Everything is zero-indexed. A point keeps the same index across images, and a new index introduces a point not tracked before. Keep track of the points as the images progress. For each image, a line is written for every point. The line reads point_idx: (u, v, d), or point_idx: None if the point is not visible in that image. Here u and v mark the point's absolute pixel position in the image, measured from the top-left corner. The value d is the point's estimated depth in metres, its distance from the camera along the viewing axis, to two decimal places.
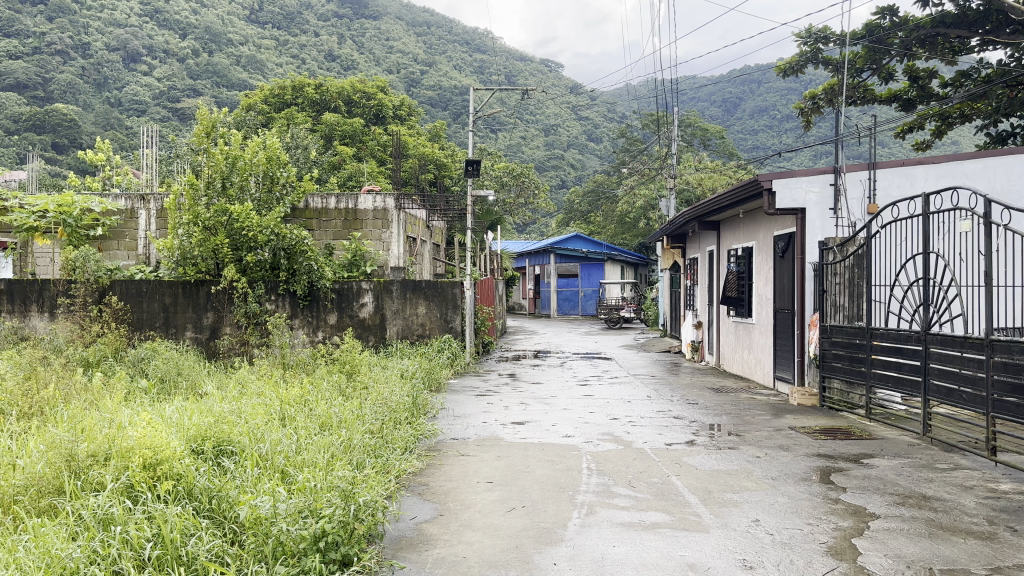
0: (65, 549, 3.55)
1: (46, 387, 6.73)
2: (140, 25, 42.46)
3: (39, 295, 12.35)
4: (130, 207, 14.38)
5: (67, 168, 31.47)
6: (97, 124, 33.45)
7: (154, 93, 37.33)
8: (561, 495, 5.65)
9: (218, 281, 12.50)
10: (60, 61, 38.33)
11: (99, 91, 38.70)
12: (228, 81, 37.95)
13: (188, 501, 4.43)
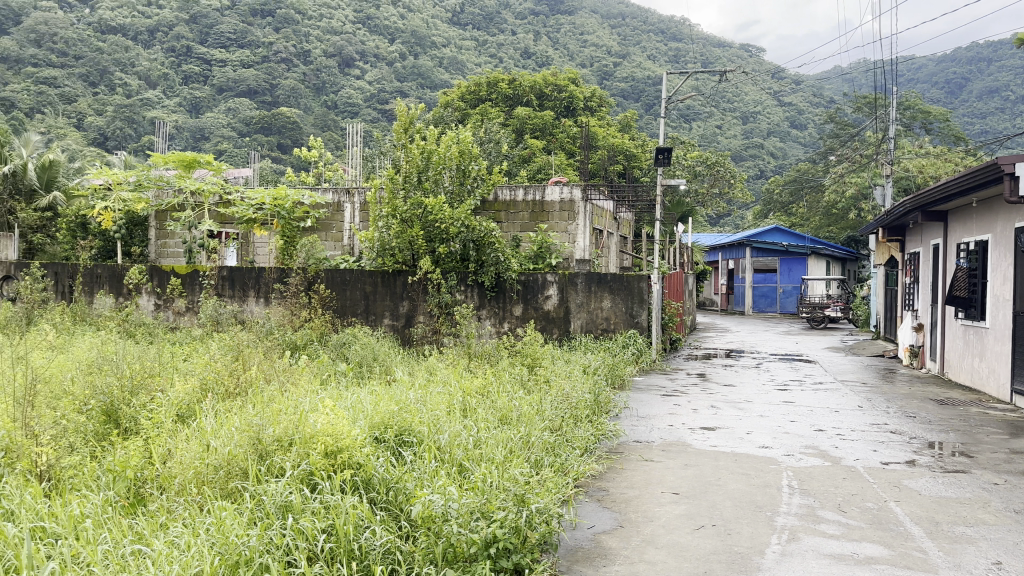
0: (242, 536, 3.65)
1: (251, 365, 7.03)
2: (354, 33, 45.82)
3: (256, 282, 13.39)
4: (336, 200, 15.22)
5: (288, 167, 34.43)
6: (317, 126, 36.65)
7: (366, 96, 39.82)
8: (758, 515, 5.05)
9: (414, 272, 12.86)
10: (286, 68, 41.80)
11: (318, 94, 41.88)
12: (431, 82, 40.06)
13: (366, 492, 4.40)
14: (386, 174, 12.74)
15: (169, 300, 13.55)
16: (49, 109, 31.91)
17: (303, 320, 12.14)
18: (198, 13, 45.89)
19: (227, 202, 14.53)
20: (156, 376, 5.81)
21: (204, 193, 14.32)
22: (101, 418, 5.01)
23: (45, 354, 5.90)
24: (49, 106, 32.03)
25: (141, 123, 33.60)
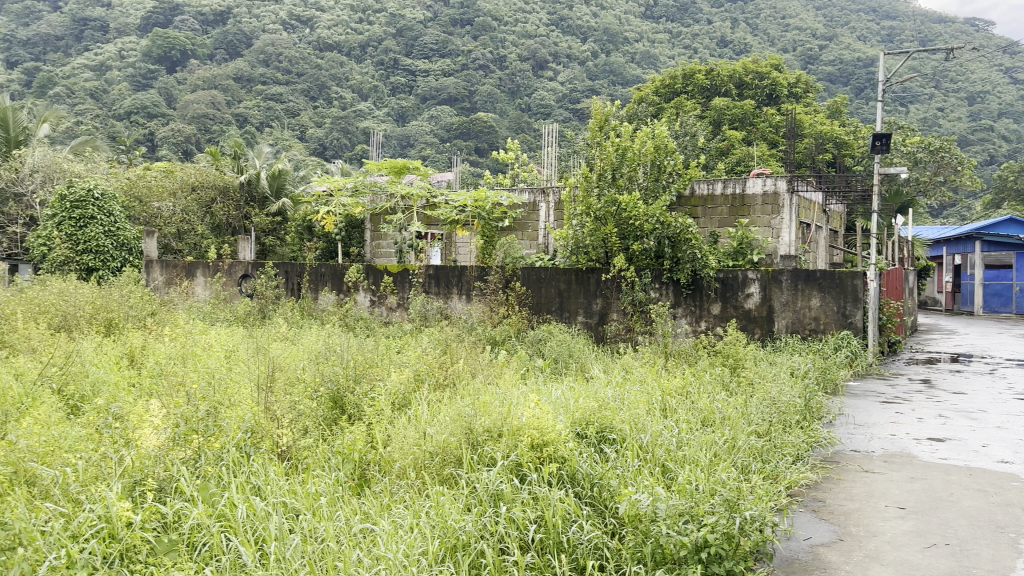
0: (460, 520, 3.85)
1: (458, 360, 7.33)
2: (549, 35, 47.08)
3: (458, 279, 13.93)
4: (533, 200, 15.61)
5: (485, 170, 35.83)
6: (512, 129, 37.80)
7: (559, 96, 40.38)
8: (1000, 537, 4.51)
9: (608, 269, 12.82)
10: (483, 74, 43.49)
11: (513, 97, 43.05)
12: (623, 78, 40.19)
13: (572, 486, 4.43)
14: (581, 173, 12.97)
15: (383, 295, 14.54)
16: (278, 123, 35.39)
17: (503, 316, 12.81)
18: (404, 28, 49.12)
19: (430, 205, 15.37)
20: (375, 366, 6.18)
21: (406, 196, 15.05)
22: (328, 402, 5.40)
23: (280, 343, 6.47)
24: (277, 121, 35.56)
25: (354, 131, 36.36)
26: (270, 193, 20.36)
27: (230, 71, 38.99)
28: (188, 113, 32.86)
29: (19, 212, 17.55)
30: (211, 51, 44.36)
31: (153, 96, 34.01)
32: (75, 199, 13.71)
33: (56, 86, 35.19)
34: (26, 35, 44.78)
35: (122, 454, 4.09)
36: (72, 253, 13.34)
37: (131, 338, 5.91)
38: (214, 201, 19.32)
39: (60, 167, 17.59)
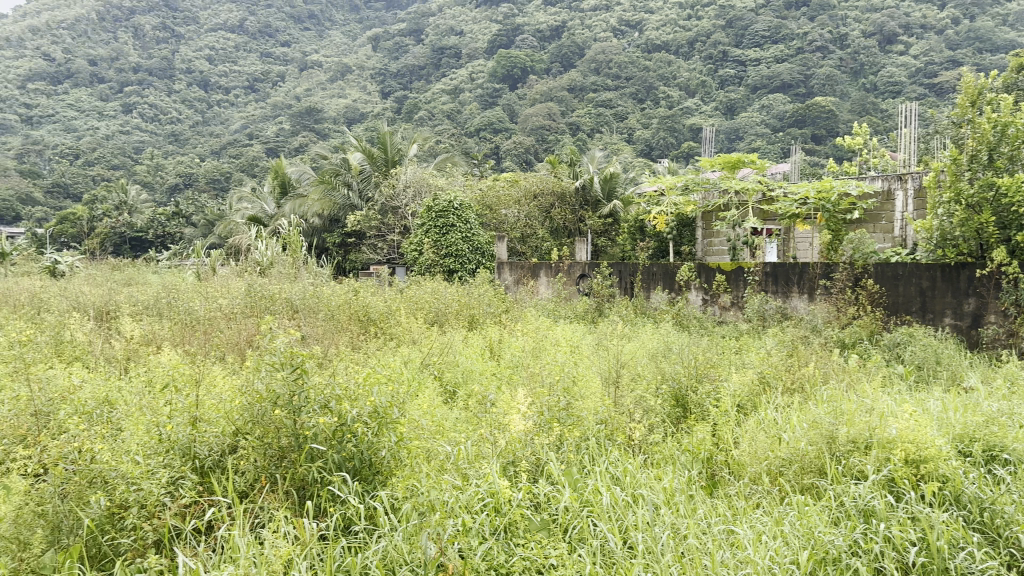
0: (827, 533, 3.64)
1: (801, 346, 6.70)
2: (899, 6, 42.68)
3: (798, 276, 8.92)
4: (886, 187, 9.84)
5: (825, 157, 30.76)
6: (854, 112, 32.10)
7: (912, 72, 34.46)
8: None
9: (983, 263, 7.08)
10: (820, 57, 38.89)
11: (856, 78, 37.50)
12: (992, 44, 34.95)
13: (956, 508, 3.89)
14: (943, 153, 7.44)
15: (714, 294, 9.93)
16: (608, 128, 35.45)
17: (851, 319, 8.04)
18: (734, 18, 46.62)
19: (769, 198, 10.86)
20: (718, 366, 6.00)
21: (741, 191, 11.05)
22: (672, 401, 5.38)
23: (619, 340, 6.58)
24: (607, 126, 35.78)
25: (681, 129, 34.64)
26: (603, 197, 16.62)
27: (563, 83, 40.92)
28: (527, 125, 35.03)
29: (394, 224, 16.70)
30: (547, 66, 46.92)
31: (497, 113, 37.00)
32: (438, 209, 12.91)
33: (420, 111, 40.29)
34: (398, 68, 51.90)
35: (495, 437, 4.50)
36: (437, 257, 12.60)
37: (489, 332, 6.44)
38: (553, 206, 16.65)
39: (427, 181, 16.58)
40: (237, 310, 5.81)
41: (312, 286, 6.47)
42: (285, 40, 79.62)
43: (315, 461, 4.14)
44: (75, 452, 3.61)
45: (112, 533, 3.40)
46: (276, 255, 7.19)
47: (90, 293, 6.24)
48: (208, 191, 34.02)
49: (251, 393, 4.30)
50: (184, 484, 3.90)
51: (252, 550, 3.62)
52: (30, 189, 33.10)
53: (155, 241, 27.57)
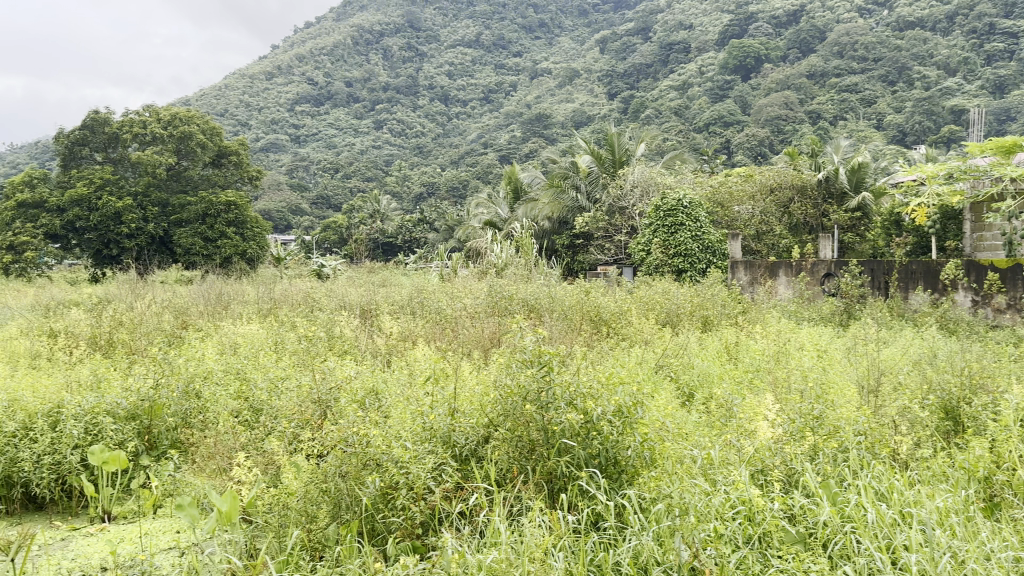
0: None
1: None
2: None
3: None
4: None
5: None
6: None
7: None
8: None
9: None
10: None
11: None
12: None
13: None
14: None
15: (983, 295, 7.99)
16: (853, 114, 31.00)
17: None
18: None
19: None
20: (1001, 377, 5.27)
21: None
22: (940, 413, 4.83)
23: (875, 345, 6.00)
24: (853, 113, 31.18)
25: (941, 113, 29.39)
26: (849, 188, 14.62)
27: (800, 69, 37.28)
28: (762, 117, 32.22)
29: (623, 225, 14.52)
30: (783, 52, 42.55)
31: (729, 105, 34.98)
32: (667, 208, 12.11)
33: (647, 109, 39.57)
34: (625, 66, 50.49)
35: (741, 443, 4.11)
36: (666, 258, 11.69)
37: (726, 333, 6.16)
38: (791, 201, 14.73)
39: (657, 177, 14.38)
40: (479, 311, 6.06)
41: (545, 287, 6.57)
42: (517, 49, 82.84)
43: (563, 456, 4.25)
44: (355, 435, 4.18)
45: (383, 511, 3.99)
46: (510, 257, 7.43)
47: (351, 293, 6.84)
48: (448, 198, 36.75)
49: (504, 388, 4.55)
50: (443, 471, 4.18)
51: (508, 537, 3.79)
52: (299, 202, 38.50)
53: (403, 246, 30.17)
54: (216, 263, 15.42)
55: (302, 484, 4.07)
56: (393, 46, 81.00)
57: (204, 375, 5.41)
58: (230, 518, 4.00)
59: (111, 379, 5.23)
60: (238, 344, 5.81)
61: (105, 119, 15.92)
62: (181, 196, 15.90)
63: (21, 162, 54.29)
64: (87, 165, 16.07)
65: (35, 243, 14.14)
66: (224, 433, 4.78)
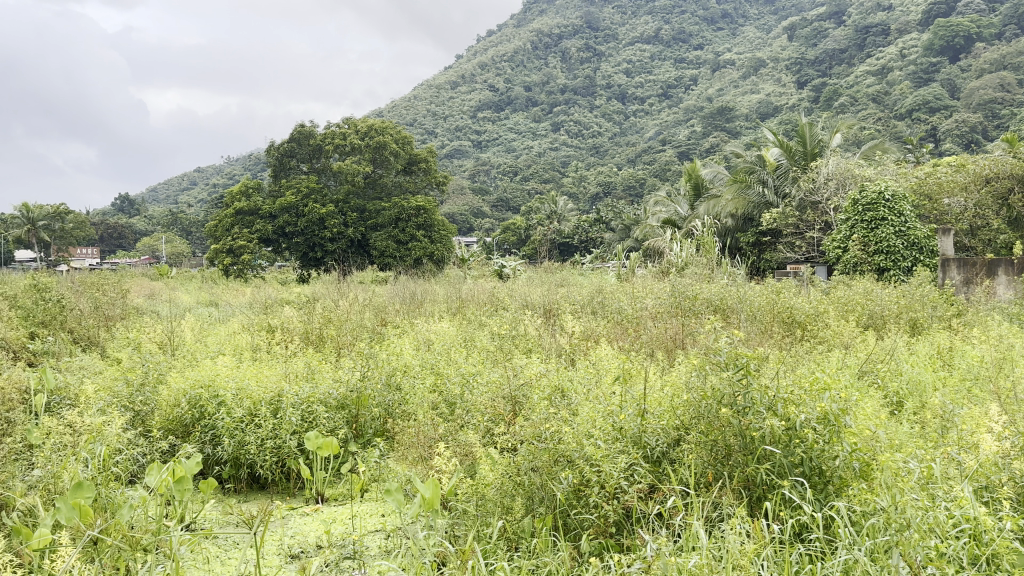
0: None
1: None
2: None
3: None
4: None
5: None
6: None
7: None
8: None
9: None
10: None
11: None
12: None
13: None
14: None
15: None
16: None
17: None
18: None
19: None
20: None
21: None
22: None
23: None
24: None
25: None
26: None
27: (1017, 47, 32.81)
28: (973, 101, 29.64)
29: (814, 220, 12.97)
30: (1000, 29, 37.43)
31: (934, 90, 31.67)
32: (866, 201, 10.97)
33: (839, 97, 36.39)
34: (815, 53, 46.84)
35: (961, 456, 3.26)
36: (866, 254, 10.76)
37: (938, 338, 5.70)
38: (1014, 192, 11.49)
39: (855, 169, 12.62)
40: (661, 311, 5.91)
41: (730, 287, 6.39)
42: (697, 41, 80.52)
43: (764, 463, 3.54)
44: (549, 431, 4.21)
45: (577, 507, 3.97)
46: (690, 256, 7.30)
47: (534, 293, 7.00)
48: (625, 197, 36.87)
49: (696, 391, 3.84)
50: (639, 470, 3.93)
51: (712, 549, 3.21)
52: (481, 204, 40.24)
53: (580, 246, 30.63)
54: (407, 264, 16.02)
55: (496, 476, 4.24)
56: (574, 48, 82.23)
57: (401, 369, 5.85)
58: (433, 506, 4.04)
59: (320, 369, 5.73)
60: (432, 341, 6.18)
61: (309, 132, 17.30)
62: (375, 202, 16.78)
63: (245, 174, 62.17)
64: (294, 175, 17.66)
65: (250, 248, 15.68)
66: (423, 423, 5.13)
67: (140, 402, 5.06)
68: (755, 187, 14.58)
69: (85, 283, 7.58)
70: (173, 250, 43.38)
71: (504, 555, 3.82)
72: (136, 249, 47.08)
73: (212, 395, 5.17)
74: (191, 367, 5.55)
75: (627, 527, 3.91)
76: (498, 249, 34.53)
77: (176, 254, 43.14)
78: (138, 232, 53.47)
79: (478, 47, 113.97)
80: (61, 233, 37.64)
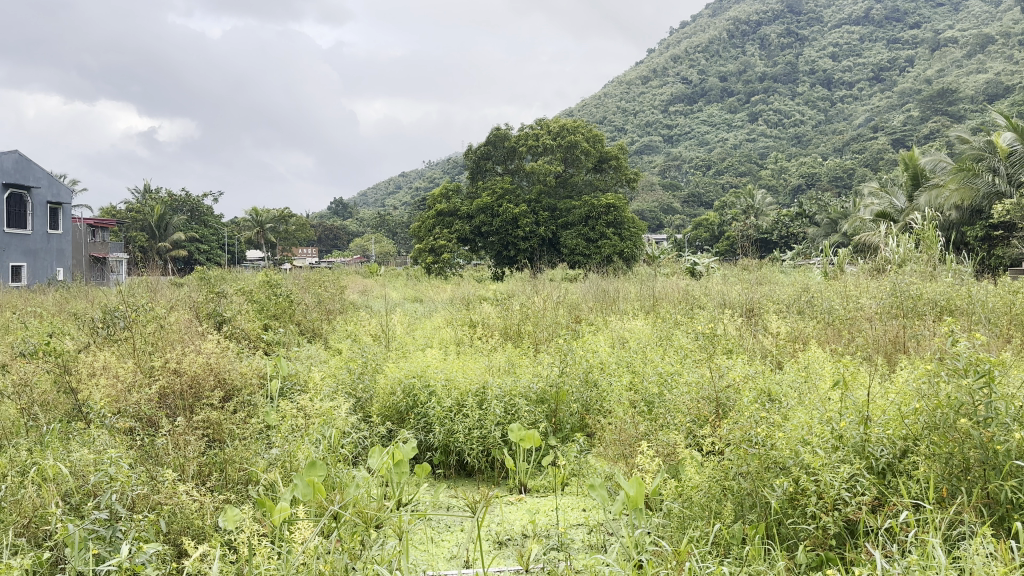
0: None
1: None
2: None
3: None
4: None
5: None
6: None
7: None
8: None
9: None
10: None
11: None
12: None
13: None
14: None
15: None
16: None
17: None
18: None
19: None
20: None
21: None
22: None
23: None
24: None
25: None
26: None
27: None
28: None
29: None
30: None
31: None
32: None
33: None
34: None
35: None
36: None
37: None
38: None
39: None
40: (880, 311, 5.60)
41: (956, 286, 5.92)
42: (914, 20, 73.55)
43: (1011, 479, 3.09)
44: (760, 436, 3.73)
45: (795, 517, 3.49)
46: (909, 252, 6.83)
47: (733, 292, 6.84)
48: (829, 189, 34.75)
49: (926, 400, 3.47)
50: (864, 482, 3.36)
51: (953, 567, 2.90)
52: (671, 200, 41.47)
53: (779, 242, 29.38)
54: (597, 261, 16.09)
55: (704, 480, 3.82)
56: (773, 36, 78.39)
57: (597, 367, 5.88)
58: (637, 506, 3.86)
59: (522, 365, 5.95)
60: (627, 339, 6.20)
61: (504, 134, 17.83)
62: (566, 201, 17.06)
63: (443, 176, 65.86)
64: (490, 176, 18.29)
65: (450, 246, 16.49)
66: (622, 420, 5.10)
67: (360, 390, 5.52)
68: (984, 176, 13.34)
69: (307, 279, 8.26)
70: (382, 250, 47.01)
71: (714, 559, 3.49)
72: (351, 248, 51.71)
73: (424, 385, 5.53)
74: (405, 359, 5.96)
75: (851, 540, 3.40)
76: (690, 246, 34.00)
77: (386, 252, 46.77)
78: (352, 233, 58.42)
79: (673, 39, 112.03)
80: (289, 234, 41.85)
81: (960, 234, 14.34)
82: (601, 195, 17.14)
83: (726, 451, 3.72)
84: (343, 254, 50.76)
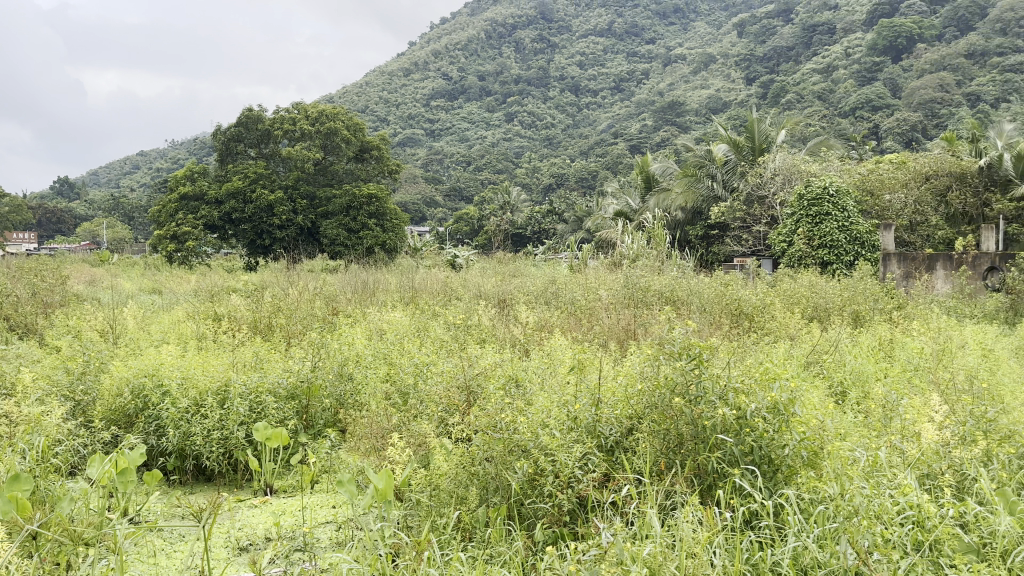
0: None
1: None
2: None
3: None
4: None
5: None
6: None
7: None
8: None
9: None
10: None
11: None
12: None
13: None
14: None
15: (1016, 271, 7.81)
16: None
17: None
18: None
19: None
20: None
21: None
22: None
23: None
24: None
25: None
26: (1016, 176, 12.58)
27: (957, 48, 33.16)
28: (914, 100, 29.41)
29: (760, 214, 13.26)
30: (940, 31, 37.86)
31: (878, 88, 31.24)
32: (810, 197, 10.52)
33: (787, 94, 36.12)
34: (763, 50, 47.78)
35: (902, 447, 3.38)
36: (810, 248, 10.24)
37: (879, 330, 5.48)
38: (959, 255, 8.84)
39: (801, 164, 12.92)
40: (615, 302, 6.05)
41: (679, 279, 6.57)
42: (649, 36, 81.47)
43: (715, 450, 3.43)
44: (504, 422, 3.81)
45: (532, 496, 3.58)
46: (642, 248, 7.43)
47: (487, 284, 7.04)
48: (578, 189, 37.12)
49: (649, 382, 3.73)
50: (594, 460, 3.57)
51: (670, 536, 3.11)
52: (433, 193, 41.37)
53: (531, 237, 30.76)
54: (358, 252, 15.95)
55: (456, 467, 3.83)
56: (526, 39, 82.32)
57: (353, 358, 5.72)
58: (386, 497, 3.75)
59: (271, 360, 5.66)
60: (384, 330, 6.14)
61: (257, 117, 16.98)
62: (326, 189, 16.63)
63: (189, 159, 60.44)
64: (241, 159, 17.29)
65: (196, 234, 15.44)
66: (375, 414, 4.97)
67: (81, 392, 4.94)
68: (705, 181, 14.95)
69: (14, 269, 7.30)
70: (114, 236, 41.96)
71: (456, 546, 3.49)
72: (77, 233, 45.68)
73: (157, 384, 5.07)
74: (136, 356, 5.46)
75: (582, 516, 3.55)
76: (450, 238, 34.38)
77: (120, 239, 42.18)
78: (76, 217, 51.74)
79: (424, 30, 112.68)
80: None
81: (684, 232, 15.83)
82: (362, 184, 17.00)
83: (472, 437, 3.81)
84: (65, 242, 44.81)
